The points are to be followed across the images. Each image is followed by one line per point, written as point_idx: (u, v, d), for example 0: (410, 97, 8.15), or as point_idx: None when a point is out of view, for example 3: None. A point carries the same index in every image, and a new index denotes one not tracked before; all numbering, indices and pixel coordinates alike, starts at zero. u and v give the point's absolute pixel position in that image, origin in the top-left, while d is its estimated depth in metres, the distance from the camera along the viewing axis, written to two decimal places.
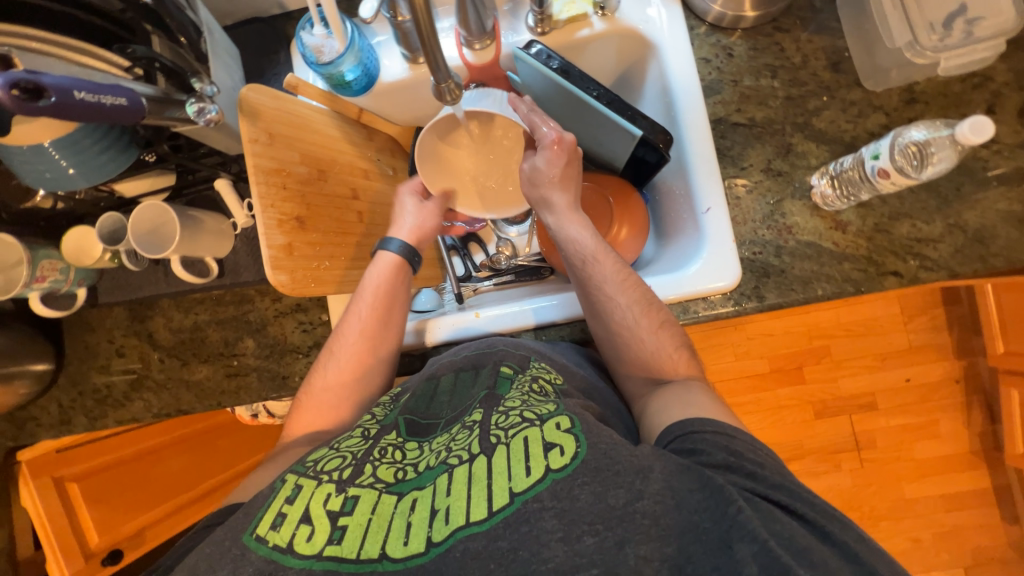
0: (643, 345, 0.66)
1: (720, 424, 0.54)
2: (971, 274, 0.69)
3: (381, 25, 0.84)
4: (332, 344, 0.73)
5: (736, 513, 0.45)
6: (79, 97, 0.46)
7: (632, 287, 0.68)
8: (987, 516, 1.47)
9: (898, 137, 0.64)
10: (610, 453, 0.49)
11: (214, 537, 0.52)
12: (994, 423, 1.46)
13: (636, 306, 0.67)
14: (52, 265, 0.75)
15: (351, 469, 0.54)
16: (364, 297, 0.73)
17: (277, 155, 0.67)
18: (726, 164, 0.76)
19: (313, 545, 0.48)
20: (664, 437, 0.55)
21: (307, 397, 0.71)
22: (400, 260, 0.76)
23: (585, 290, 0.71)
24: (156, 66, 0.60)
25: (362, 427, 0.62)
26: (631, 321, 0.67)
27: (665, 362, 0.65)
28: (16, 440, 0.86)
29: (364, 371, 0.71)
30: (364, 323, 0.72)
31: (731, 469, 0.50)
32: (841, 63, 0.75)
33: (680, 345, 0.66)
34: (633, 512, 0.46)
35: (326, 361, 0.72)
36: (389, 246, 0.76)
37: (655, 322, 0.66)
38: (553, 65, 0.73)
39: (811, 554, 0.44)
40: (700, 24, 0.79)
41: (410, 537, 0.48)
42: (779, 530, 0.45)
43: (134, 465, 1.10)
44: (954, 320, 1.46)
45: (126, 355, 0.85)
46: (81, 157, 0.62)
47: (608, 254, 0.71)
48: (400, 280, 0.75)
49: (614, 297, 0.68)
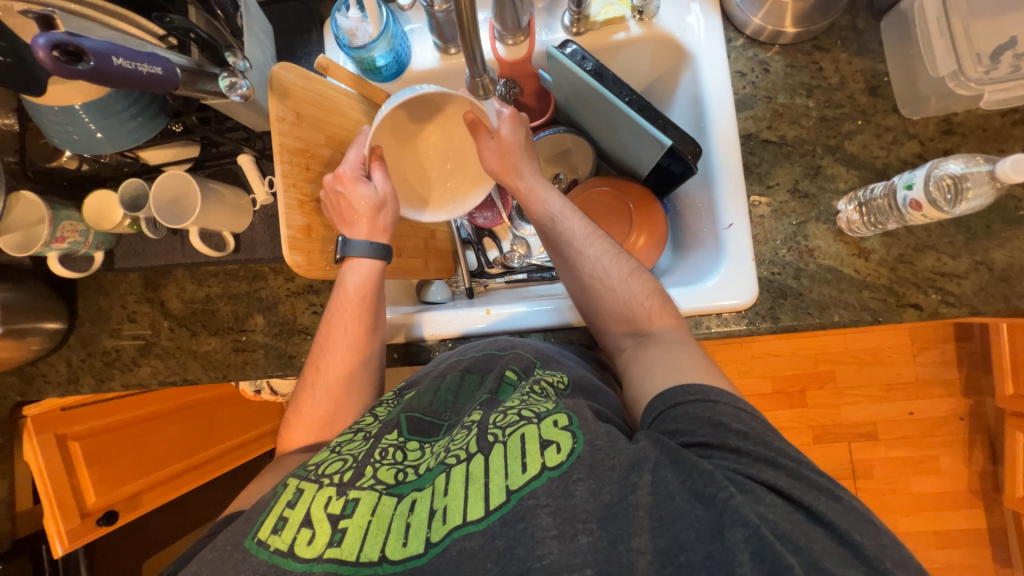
0: (617, 291, 0.67)
1: (700, 390, 0.54)
2: (993, 313, 0.68)
3: (416, 13, 0.83)
4: (318, 361, 0.71)
5: (728, 497, 0.45)
6: (117, 64, 0.46)
7: (601, 238, 0.71)
8: (978, 557, 1.45)
9: (934, 168, 0.63)
10: (604, 448, 0.50)
11: (214, 546, 0.51)
12: (996, 463, 1.44)
13: (606, 256, 0.70)
14: (72, 226, 0.74)
15: (352, 471, 0.54)
16: (343, 311, 0.71)
17: (303, 135, 0.67)
18: (752, 181, 0.75)
19: (314, 549, 0.48)
20: (648, 416, 0.55)
21: (298, 415, 0.70)
22: (375, 261, 0.71)
23: (556, 248, 0.72)
24: (192, 37, 0.60)
25: (363, 429, 0.62)
26: (602, 270, 0.69)
27: (641, 308, 0.66)
28: (23, 396, 0.87)
29: (354, 386, 0.71)
30: (349, 339, 0.71)
31: (714, 447, 0.49)
32: (879, 88, 0.74)
33: (651, 290, 0.67)
34: (627, 507, 0.46)
35: (314, 379, 0.71)
36: (351, 248, 0.69)
37: (624, 270, 0.69)
38: (586, 66, 0.72)
39: (795, 538, 0.44)
40: (738, 36, 0.78)
41: (409, 538, 0.48)
42: (764, 512, 0.45)
43: (135, 428, 1.13)
44: (964, 356, 1.44)
45: (137, 321, 0.86)
46: (110, 121, 0.62)
47: (574, 210, 0.74)
48: (377, 286, 0.72)
49: (584, 250, 0.70)
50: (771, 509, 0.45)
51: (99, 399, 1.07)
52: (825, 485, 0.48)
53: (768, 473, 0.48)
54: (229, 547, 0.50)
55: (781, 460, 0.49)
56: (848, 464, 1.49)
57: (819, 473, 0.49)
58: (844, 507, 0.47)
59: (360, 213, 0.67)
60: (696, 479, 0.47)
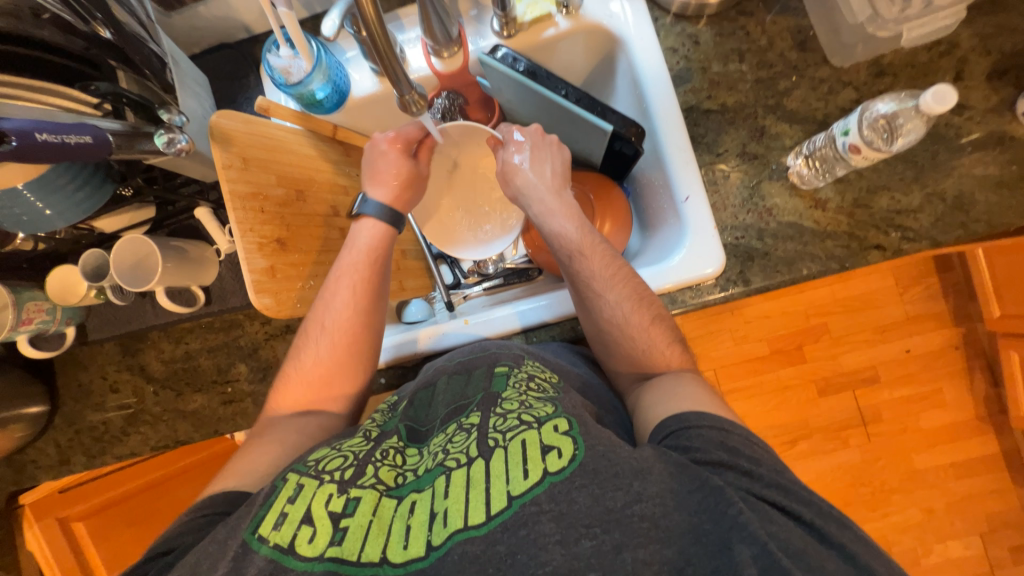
0: (635, 342, 0.66)
1: (716, 419, 0.54)
2: (954, 242, 0.69)
3: (347, 42, 0.84)
4: (320, 318, 0.71)
5: (737, 514, 0.45)
6: (41, 139, 0.46)
7: (622, 283, 0.68)
8: (998, 481, 1.46)
9: (865, 111, 0.65)
10: (608, 454, 0.50)
11: (217, 533, 0.51)
12: (998, 386, 1.46)
13: (627, 302, 0.67)
14: (37, 306, 0.74)
15: (353, 470, 0.55)
16: (351, 271, 0.72)
17: (253, 178, 0.67)
18: (702, 151, 0.76)
19: (314, 547, 0.48)
20: (658, 435, 0.55)
21: (297, 370, 0.70)
22: (385, 226, 0.75)
23: (574, 286, 0.71)
24: (123, 101, 0.63)
25: (363, 430, 0.63)
26: (622, 317, 0.66)
27: (659, 357, 0.65)
28: (16, 484, 0.85)
29: (355, 345, 0.71)
30: (354, 299, 0.71)
31: (727, 467, 0.50)
32: (807, 42, 0.75)
33: (672, 340, 0.66)
34: (631, 515, 0.46)
35: (315, 336, 0.70)
36: (368, 209, 0.74)
37: (646, 318, 0.66)
38: (519, 67, 0.72)
39: (808, 556, 0.44)
40: (665, 15, 0.80)
41: (410, 540, 0.48)
42: (776, 532, 0.45)
43: (141, 497, 1.08)
44: (947, 287, 1.47)
45: (120, 390, 0.85)
46: (58, 195, 0.62)
47: (597, 248, 0.71)
48: (385, 250, 0.75)
49: (604, 293, 0.68)
50: (784, 528, 0.45)
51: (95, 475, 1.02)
52: (835, 513, 0.48)
53: (782, 498, 0.48)
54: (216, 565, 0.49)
55: (791, 488, 0.49)
56: (856, 411, 1.50)
57: None
58: (854, 534, 0.47)
59: (388, 175, 0.76)
60: (707, 495, 0.47)
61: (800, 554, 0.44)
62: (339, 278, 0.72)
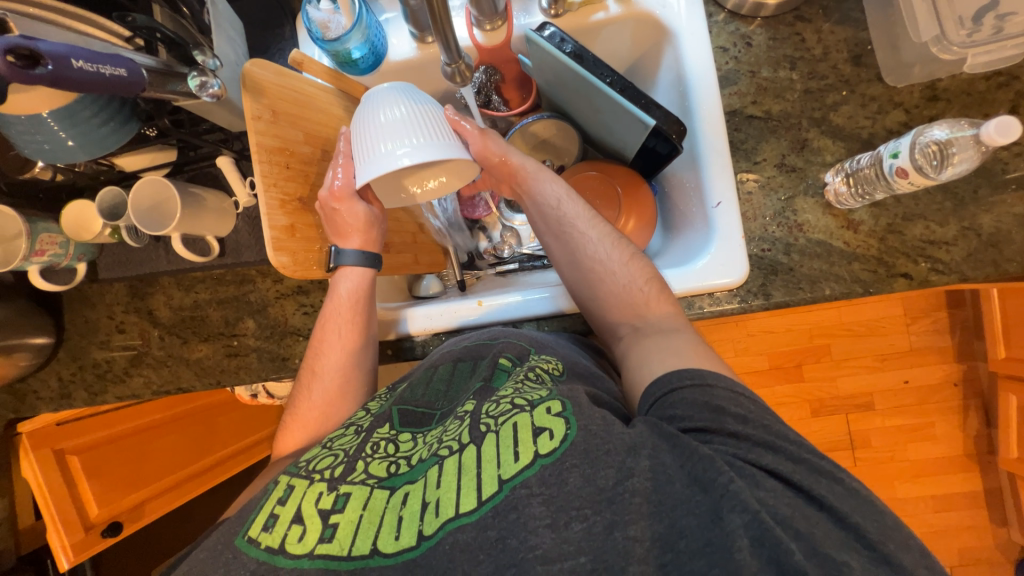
0: (617, 276, 0.67)
1: (697, 375, 0.53)
2: (983, 278, 0.67)
3: (390, 2, 0.82)
4: (314, 366, 0.73)
5: (728, 482, 0.45)
6: (77, 66, 0.44)
7: (602, 222, 0.72)
8: (976, 518, 1.48)
9: (919, 135, 0.63)
10: (600, 433, 0.50)
11: (206, 546, 0.52)
12: (990, 426, 1.47)
13: (607, 240, 0.70)
14: (50, 238, 0.73)
15: (343, 466, 0.56)
16: (338, 318, 0.72)
17: (281, 133, 0.65)
18: (739, 158, 0.74)
19: (304, 545, 0.49)
20: (645, 403, 0.55)
21: (295, 415, 0.72)
22: (365, 269, 0.73)
23: (558, 230, 0.72)
24: (157, 36, 0.59)
25: (356, 424, 0.64)
26: (603, 253, 0.69)
27: (640, 294, 0.66)
28: (16, 412, 0.86)
29: (348, 386, 0.73)
30: (344, 347, 0.72)
31: (711, 432, 0.49)
32: (862, 57, 0.73)
33: (651, 278, 0.67)
34: (622, 492, 0.47)
35: (311, 382, 0.73)
36: (344, 258, 0.71)
37: (625, 254, 0.69)
38: (565, 49, 0.70)
39: (795, 523, 0.44)
40: (719, 11, 0.77)
41: (401, 531, 0.48)
42: (763, 496, 0.45)
43: (135, 439, 1.12)
44: (956, 323, 1.46)
45: (126, 331, 0.85)
46: (81, 128, 0.60)
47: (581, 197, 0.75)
48: (370, 293, 0.73)
49: (586, 232, 0.71)
50: (771, 494, 0.45)
51: (93, 412, 1.04)
52: (827, 467, 0.48)
53: (768, 458, 0.48)
54: (223, 550, 0.51)
55: (778, 444, 0.49)
56: (847, 435, 1.50)
57: (818, 455, 0.49)
58: (844, 490, 0.47)
59: (353, 228, 0.69)
60: (694, 464, 0.47)
61: (789, 521, 0.44)
62: (326, 326, 0.73)
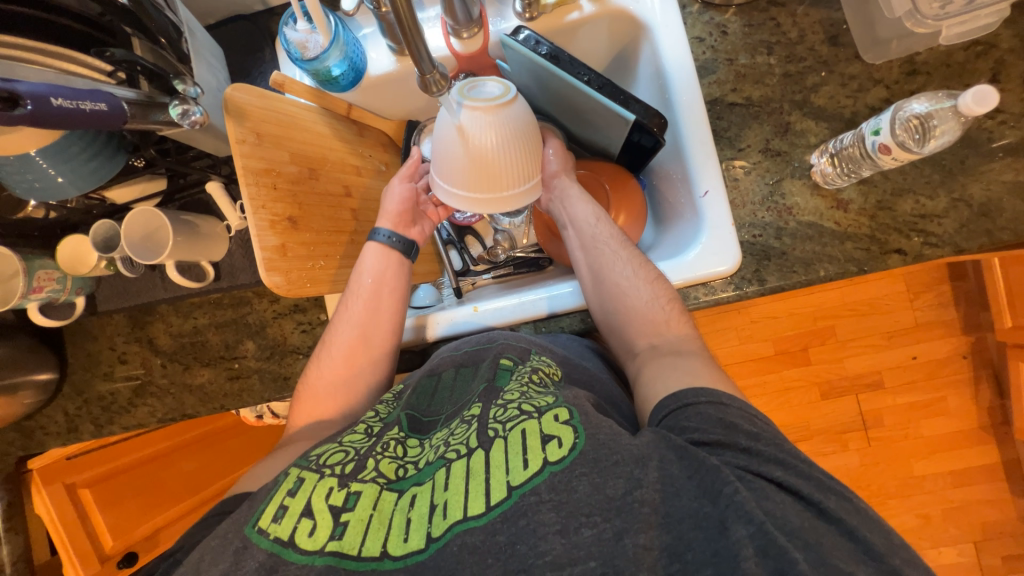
0: (640, 293, 0.68)
1: (713, 393, 0.54)
2: (977, 249, 0.67)
3: (365, 18, 0.82)
4: (330, 337, 0.74)
5: (733, 493, 0.45)
6: (57, 104, 0.45)
7: (631, 245, 0.73)
8: (995, 491, 1.46)
9: (898, 111, 0.63)
10: (608, 443, 0.50)
11: (219, 530, 0.52)
12: (1003, 397, 1.45)
13: (634, 260, 0.71)
14: (48, 275, 0.74)
15: (353, 464, 0.55)
16: (358, 291, 0.74)
17: (267, 155, 0.66)
18: (723, 146, 0.74)
19: (314, 540, 0.49)
20: (659, 413, 0.55)
21: (305, 388, 0.73)
22: (389, 249, 0.77)
23: (588, 248, 0.75)
24: (138, 69, 0.60)
25: (365, 423, 0.63)
26: (629, 273, 0.70)
27: (660, 312, 0.66)
28: (25, 449, 0.86)
29: (360, 359, 0.73)
30: (362, 319, 0.73)
31: (725, 446, 0.49)
32: (839, 36, 0.73)
33: (672, 299, 0.68)
34: (632, 501, 0.47)
35: (323, 353, 0.74)
36: (378, 236, 0.77)
37: (652, 274, 0.69)
38: (541, 50, 0.71)
39: (805, 534, 0.44)
40: (692, 2, 0.77)
41: (410, 534, 0.49)
42: (772, 509, 0.45)
43: (147, 467, 1.13)
44: (959, 295, 1.45)
45: (128, 361, 0.86)
46: (68, 165, 0.61)
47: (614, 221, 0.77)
48: (390, 271, 0.76)
49: (616, 251, 0.72)
50: (780, 506, 0.45)
51: (103, 443, 1.06)
52: (836, 487, 0.48)
53: (779, 472, 0.47)
54: (230, 539, 0.50)
55: (789, 460, 0.48)
56: (858, 416, 1.49)
57: (828, 475, 0.49)
58: (854, 508, 0.47)
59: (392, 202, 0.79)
60: (703, 476, 0.47)
61: (797, 532, 0.44)
62: (349, 298, 0.74)
